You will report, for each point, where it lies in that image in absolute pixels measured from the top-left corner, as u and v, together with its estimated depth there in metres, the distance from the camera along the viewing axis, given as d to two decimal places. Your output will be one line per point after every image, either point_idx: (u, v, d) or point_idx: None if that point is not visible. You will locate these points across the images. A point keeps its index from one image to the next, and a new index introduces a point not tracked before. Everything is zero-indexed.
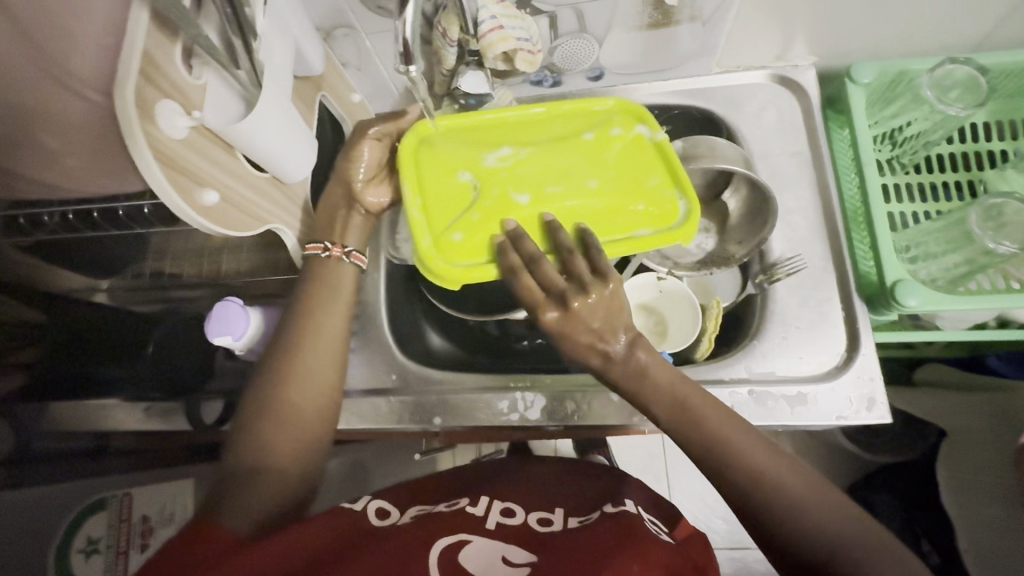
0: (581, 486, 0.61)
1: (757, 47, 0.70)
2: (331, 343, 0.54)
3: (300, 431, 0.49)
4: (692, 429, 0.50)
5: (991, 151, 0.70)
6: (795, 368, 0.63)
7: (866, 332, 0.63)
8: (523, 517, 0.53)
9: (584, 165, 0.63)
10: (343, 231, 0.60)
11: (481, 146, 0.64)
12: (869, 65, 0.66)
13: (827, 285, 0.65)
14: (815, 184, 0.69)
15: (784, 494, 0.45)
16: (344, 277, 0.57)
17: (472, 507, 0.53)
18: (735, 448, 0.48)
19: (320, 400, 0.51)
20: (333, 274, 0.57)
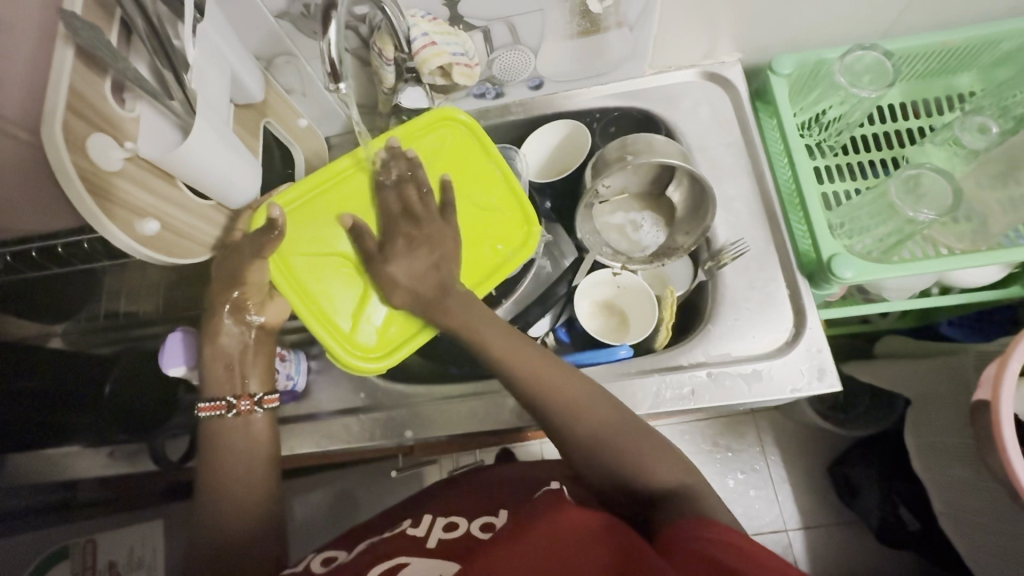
0: (512, 486, 0.62)
1: (684, 47, 0.73)
2: (254, 433, 0.55)
3: (241, 496, 0.52)
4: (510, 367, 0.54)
5: (909, 128, 0.75)
6: (748, 347, 0.65)
7: (812, 306, 0.66)
8: (466, 527, 0.53)
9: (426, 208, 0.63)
10: (242, 375, 0.57)
11: (347, 220, 0.62)
12: (789, 56, 0.70)
13: (772, 266, 0.68)
14: (751, 172, 0.72)
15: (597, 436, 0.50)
16: (253, 429, 0.56)
17: (413, 528, 0.55)
18: (556, 405, 0.52)
19: (245, 467, 0.54)
20: (237, 425, 0.55)
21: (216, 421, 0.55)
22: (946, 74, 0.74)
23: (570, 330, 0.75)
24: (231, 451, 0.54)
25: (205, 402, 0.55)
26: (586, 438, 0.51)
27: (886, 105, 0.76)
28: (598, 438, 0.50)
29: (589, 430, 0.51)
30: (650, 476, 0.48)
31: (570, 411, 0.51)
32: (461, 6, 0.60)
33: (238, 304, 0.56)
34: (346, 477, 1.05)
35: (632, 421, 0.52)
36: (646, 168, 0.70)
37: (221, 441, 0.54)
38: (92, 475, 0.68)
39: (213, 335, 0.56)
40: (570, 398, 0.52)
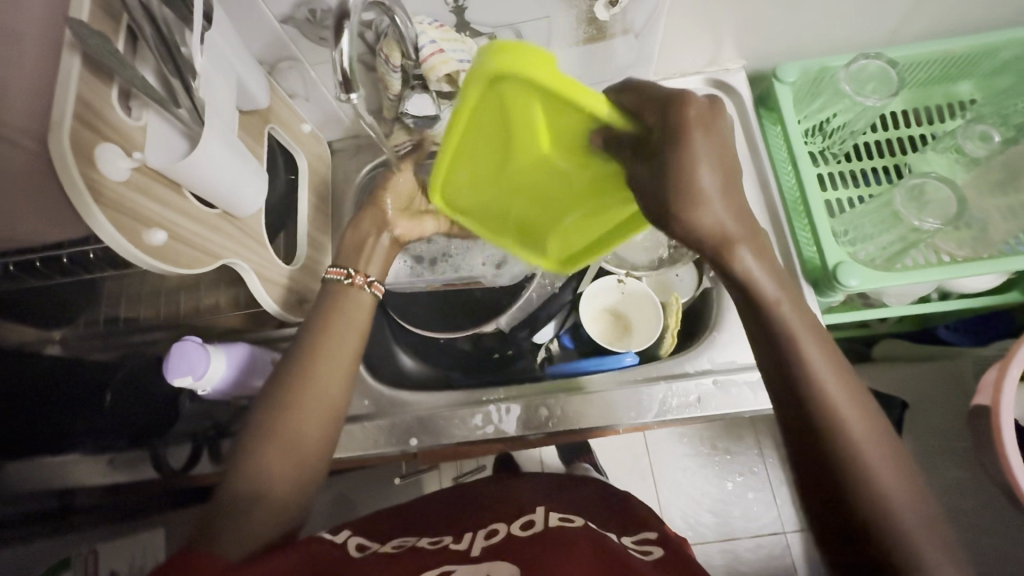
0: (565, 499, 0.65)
1: (689, 54, 0.73)
2: (362, 310, 0.59)
3: (309, 438, 0.52)
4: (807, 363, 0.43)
5: (911, 136, 0.76)
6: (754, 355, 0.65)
7: (816, 313, 0.66)
8: (505, 531, 0.56)
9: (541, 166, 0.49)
10: (366, 259, 0.63)
11: (477, 187, 0.54)
12: (793, 64, 0.70)
13: (777, 273, 0.68)
14: (755, 178, 0.72)
15: (883, 491, 0.41)
16: (361, 305, 0.59)
17: (455, 544, 0.54)
18: (841, 437, 0.42)
19: (323, 411, 0.53)
20: (350, 301, 0.59)
21: (336, 283, 0.60)
22: (946, 82, 0.75)
23: (574, 336, 0.77)
24: (340, 326, 0.57)
25: (336, 265, 0.61)
26: (866, 498, 0.41)
27: (889, 112, 0.76)
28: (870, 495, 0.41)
29: (851, 449, 0.42)
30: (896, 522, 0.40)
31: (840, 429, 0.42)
32: (468, 13, 0.60)
33: (384, 209, 0.66)
34: (344, 481, 1.05)
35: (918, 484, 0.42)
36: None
37: (336, 310, 0.58)
38: (91, 483, 0.65)
39: (359, 220, 0.65)
40: (852, 432, 0.42)
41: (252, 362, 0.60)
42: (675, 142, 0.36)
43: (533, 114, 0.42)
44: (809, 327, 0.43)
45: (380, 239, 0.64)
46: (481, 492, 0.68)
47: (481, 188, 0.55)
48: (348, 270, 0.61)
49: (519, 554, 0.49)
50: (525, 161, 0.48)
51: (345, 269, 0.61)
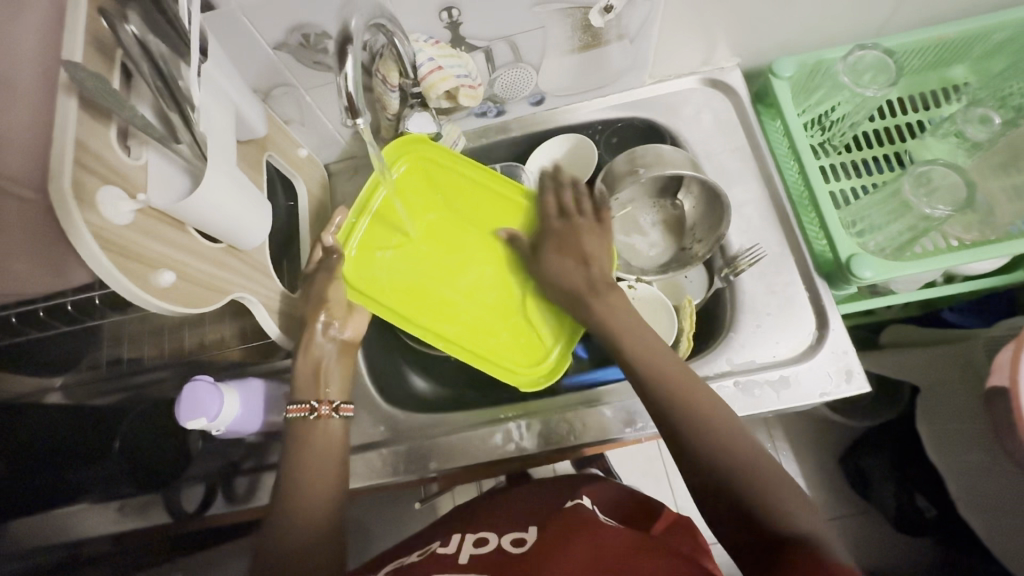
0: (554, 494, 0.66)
1: (684, 55, 0.73)
2: (335, 440, 0.57)
3: (308, 501, 0.53)
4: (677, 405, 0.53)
5: (910, 123, 0.76)
6: (773, 354, 0.64)
7: (832, 307, 0.65)
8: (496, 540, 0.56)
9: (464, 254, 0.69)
10: (324, 385, 0.60)
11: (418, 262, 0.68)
12: (789, 59, 0.70)
13: (789, 268, 0.67)
14: (759, 175, 0.72)
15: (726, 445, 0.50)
16: (333, 434, 0.57)
17: (442, 549, 0.56)
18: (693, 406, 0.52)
19: (317, 473, 0.55)
20: (319, 435, 0.57)
21: (300, 422, 0.57)
22: (940, 68, 0.75)
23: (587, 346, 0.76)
24: (319, 434, 0.57)
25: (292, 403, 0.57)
26: (712, 445, 0.50)
27: (886, 101, 0.76)
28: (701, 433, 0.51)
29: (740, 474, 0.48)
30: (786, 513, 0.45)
31: (693, 426, 0.51)
32: (462, 28, 0.59)
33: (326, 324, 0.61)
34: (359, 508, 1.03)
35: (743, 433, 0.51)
36: (655, 179, 0.70)
37: (306, 436, 0.56)
38: (101, 533, 0.63)
39: (307, 345, 0.60)
40: (672, 387, 0.53)
41: (263, 398, 0.58)
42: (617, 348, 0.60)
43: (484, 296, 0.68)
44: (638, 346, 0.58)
45: (331, 357, 0.61)
46: (486, 504, 0.69)
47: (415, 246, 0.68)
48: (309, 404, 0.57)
49: (517, 558, 0.50)
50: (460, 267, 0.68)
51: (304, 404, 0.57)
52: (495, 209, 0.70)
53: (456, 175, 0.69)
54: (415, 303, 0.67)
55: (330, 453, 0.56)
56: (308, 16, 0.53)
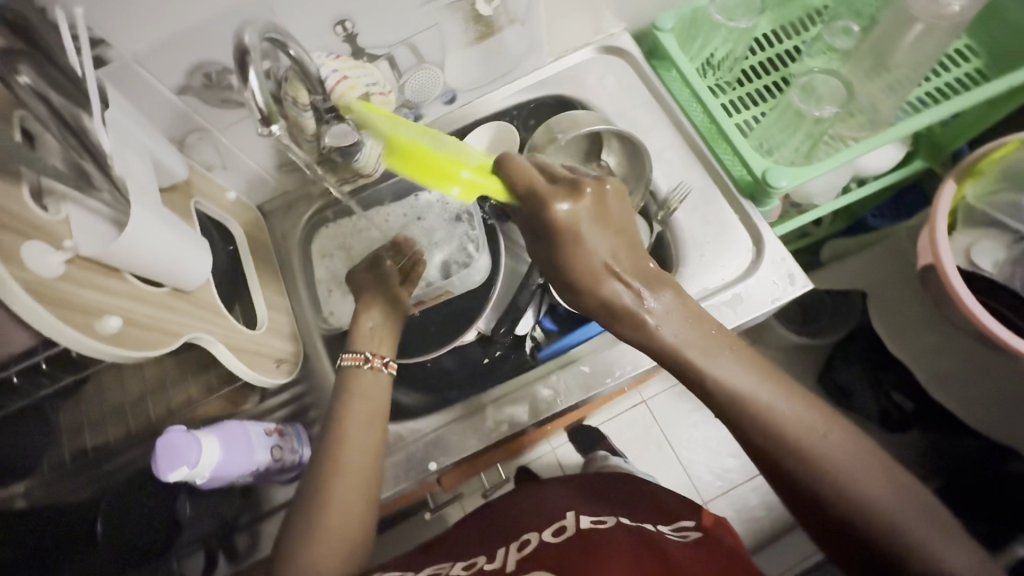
0: (587, 496, 0.65)
1: (575, 29, 0.78)
2: (380, 392, 0.60)
3: (360, 476, 0.53)
4: (793, 456, 0.45)
5: (788, 49, 0.83)
6: (721, 277, 0.68)
7: (762, 222, 0.70)
8: (537, 539, 0.55)
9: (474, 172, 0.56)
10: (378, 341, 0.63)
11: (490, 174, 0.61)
12: (667, 13, 0.76)
13: (715, 198, 0.72)
14: (669, 121, 0.77)
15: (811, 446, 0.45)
16: (378, 386, 0.60)
17: (489, 566, 0.53)
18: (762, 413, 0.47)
19: (368, 448, 0.55)
20: (371, 384, 0.60)
21: (356, 368, 0.60)
22: None
23: (554, 317, 0.75)
24: (362, 405, 0.57)
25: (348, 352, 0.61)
26: (797, 450, 0.45)
27: (762, 34, 0.83)
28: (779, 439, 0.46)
29: (867, 500, 0.42)
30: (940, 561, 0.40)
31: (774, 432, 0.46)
32: (360, 39, 0.62)
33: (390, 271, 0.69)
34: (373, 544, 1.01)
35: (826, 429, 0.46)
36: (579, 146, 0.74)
37: (353, 395, 0.58)
38: None
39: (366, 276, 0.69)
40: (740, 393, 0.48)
41: (246, 438, 0.57)
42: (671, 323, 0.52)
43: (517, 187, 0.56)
44: (704, 348, 0.50)
45: (370, 318, 0.64)
46: (498, 511, 0.67)
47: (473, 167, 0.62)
48: (363, 354, 0.61)
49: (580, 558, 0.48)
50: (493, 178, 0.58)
51: (360, 353, 0.61)
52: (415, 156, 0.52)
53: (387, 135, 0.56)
54: None
55: (376, 406, 0.58)
56: (205, 54, 0.54)
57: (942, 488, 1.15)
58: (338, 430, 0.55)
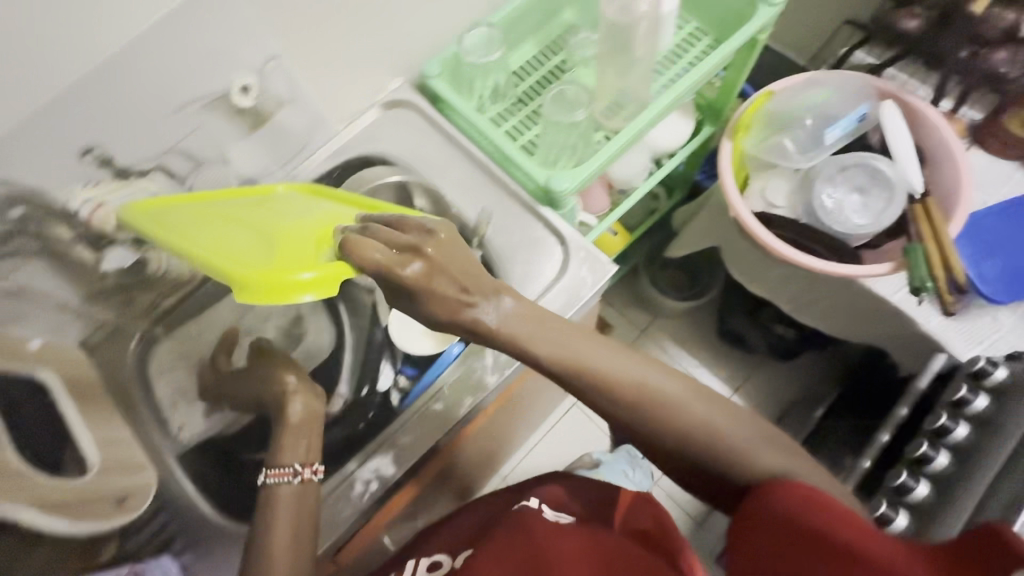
0: (496, 501, 0.71)
1: (353, 94, 0.82)
2: (307, 499, 0.62)
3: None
4: (648, 416, 0.52)
5: (554, 64, 0.91)
6: (537, 284, 0.73)
7: (563, 226, 0.76)
8: (444, 563, 0.61)
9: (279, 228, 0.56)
10: (294, 453, 0.65)
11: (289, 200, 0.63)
12: (430, 61, 0.82)
13: (519, 213, 0.78)
14: (462, 156, 0.82)
15: (660, 399, 0.51)
16: (295, 500, 0.61)
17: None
18: (625, 383, 0.52)
19: (294, 552, 0.57)
20: (292, 492, 0.62)
21: (284, 485, 0.62)
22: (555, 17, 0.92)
23: (412, 363, 0.77)
24: (289, 503, 0.60)
25: (274, 468, 0.63)
26: (649, 406, 0.51)
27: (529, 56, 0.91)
28: (638, 398, 0.52)
29: (717, 437, 0.50)
30: (760, 470, 0.49)
31: (632, 400, 0.52)
32: (118, 160, 0.62)
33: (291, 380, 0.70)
34: None
35: (676, 388, 0.52)
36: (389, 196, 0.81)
37: (275, 506, 0.60)
38: None
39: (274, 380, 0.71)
40: (603, 373, 0.53)
41: None
42: (513, 332, 0.54)
43: (322, 222, 0.59)
44: (554, 341, 0.54)
45: (297, 406, 0.69)
46: (420, 537, 0.72)
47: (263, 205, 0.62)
48: (290, 468, 0.63)
49: (477, 562, 0.55)
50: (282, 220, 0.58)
51: (286, 468, 0.63)
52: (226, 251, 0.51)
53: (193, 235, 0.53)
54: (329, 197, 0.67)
55: (306, 509, 0.61)
56: None
57: (838, 400, 1.26)
58: (265, 543, 0.57)
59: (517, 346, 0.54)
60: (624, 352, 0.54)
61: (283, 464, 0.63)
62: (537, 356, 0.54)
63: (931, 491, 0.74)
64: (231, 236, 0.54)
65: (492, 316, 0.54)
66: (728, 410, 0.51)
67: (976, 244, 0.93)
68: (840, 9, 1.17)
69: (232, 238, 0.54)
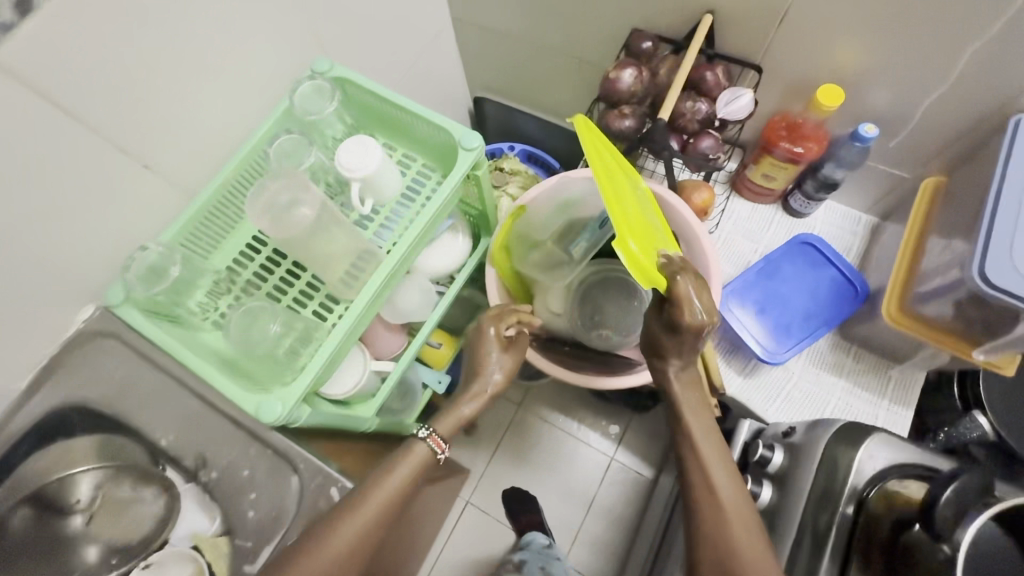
0: None
1: (20, 352, 0.68)
2: (411, 468, 0.68)
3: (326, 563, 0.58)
4: (699, 506, 0.65)
5: (271, 250, 0.80)
6: (271, 530, 0.65)
7: (295, 448, 0.67)
8: None
9: (640, 230, 0.71)
10: (411, 449, 0.70)
11: (624, 180, 0.76)
12: (113, 289, 0.70)
13: (242, 443, 0.69)
14: (177, 384, 0.71)
15: (703, 498, 0.65)
16: (418, 458, 0.69)
17: None
18: (705, 449, 0.68)
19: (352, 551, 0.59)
20: (416, 452, 0.70)
21: (429, 452, 0.70)
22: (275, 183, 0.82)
23: None
24: (379, 486, 0.64)
25: (436, 435, 0.72)
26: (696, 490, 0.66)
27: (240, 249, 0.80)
28: (700, 476, 0.67)
29: (722, 541, 0.62)
30: None
31: (703, 468, 0.67)
32: None
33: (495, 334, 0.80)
34: None
35: (738, 497, 0.65)
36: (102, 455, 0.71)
37: (394, 466, 0.67)
38: None
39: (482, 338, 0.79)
40: (721, 461, 0.68)
41: None
42: (690, 424, 0.71)
43: (645, 240, 0.71)
44: (695, 404, 0.72)
45: (466, 408, 0.76)
46: None
47: (616, 180, 0.73)
48: (443, 444, 0.71)
49: None
50: (644, 231, 0.71)
51: (441, 442, 0.72)
52: (640, 236, 0.69)
53: (631, 218, 0.70)
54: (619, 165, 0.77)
55: (394, 495, 0.64)
56: None
57: None
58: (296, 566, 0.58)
59: (676, 409, 0.73)
60: (724, 467, 0.67)
61: (439, 436, 0.73)
62: (673, 400, 0.73)
63: (772, 496, 0.78)
64: (637, 206, 0.76)
65: (663, 373, 0.74)
66: (755, 544, 0.61)
67: (745, 304, 0.98)
68: (587, 80, 1.17)
69: (636, 206, 0.75)
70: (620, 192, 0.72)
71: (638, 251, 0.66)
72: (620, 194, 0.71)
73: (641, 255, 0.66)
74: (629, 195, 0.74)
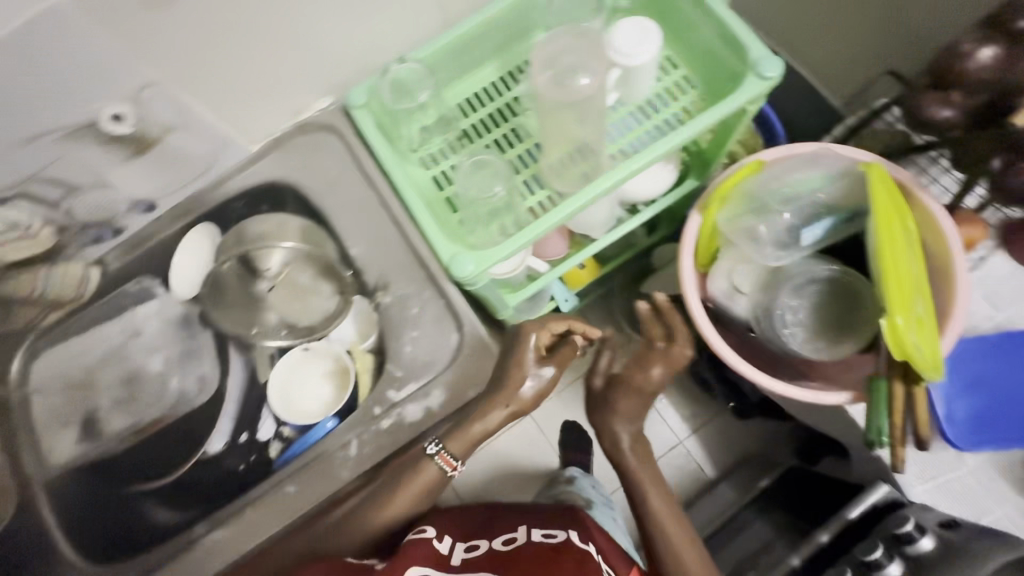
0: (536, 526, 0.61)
1: (265, 115, 0.72)
2: (431, 480, 0.61)
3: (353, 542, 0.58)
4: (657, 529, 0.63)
5: (506, 102, 0.76)
6: (423, 373, 0.67)
7: (465, 308, 0.67)
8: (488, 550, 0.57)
9: (914, 290, 0.68)
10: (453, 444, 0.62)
11: (911, 235, 0.71)
12: (356, 90, 0.71)
13: (418, 282, 0.69)
14: (378, 200, 0.73)
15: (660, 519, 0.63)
16: (430, 474, 0.61)
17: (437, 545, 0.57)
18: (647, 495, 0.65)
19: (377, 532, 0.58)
20: (424, 474, 0.61)
21: (439, 471, 0.61)
22: (524, 38, 0.76)
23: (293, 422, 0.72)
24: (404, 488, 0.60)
25: (446, 451, 0.61)
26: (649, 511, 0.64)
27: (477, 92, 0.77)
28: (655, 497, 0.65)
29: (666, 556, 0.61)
30: None
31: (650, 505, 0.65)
32: None
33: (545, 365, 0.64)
34: None
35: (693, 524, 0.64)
36: (301, 238, 0.74)
37: (409, 476, 0.60)
38: None
39: (483, 414, 0.62)
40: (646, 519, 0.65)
41: None
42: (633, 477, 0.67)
43: (915, 302, 0.67)
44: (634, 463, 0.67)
45: (496, 415, 0.62)
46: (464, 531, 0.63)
47: (901, 234, 0.69)
48: (455, 461, 0.62)
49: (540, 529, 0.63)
50: (913, 293, 0.68)
51: (453, 459, 0.62)
52: (911, 297, 0.67)
53: (908, 275, 0.67)
54: (907, 218, 0.71)
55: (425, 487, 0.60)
56: None
57: None
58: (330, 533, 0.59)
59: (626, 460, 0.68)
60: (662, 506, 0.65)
61: (454, 452, 0.62)
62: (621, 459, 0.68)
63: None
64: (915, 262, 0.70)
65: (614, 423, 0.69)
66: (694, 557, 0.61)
67: (955, 376, 0.82)
68: None
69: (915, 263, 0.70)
70: (907, 250, 0.69)
71: (904, 314, 0.65)
72: (905, 248, 0.68)
73: (908, 322, 0.64)
74: (913, 256, 0.70)
